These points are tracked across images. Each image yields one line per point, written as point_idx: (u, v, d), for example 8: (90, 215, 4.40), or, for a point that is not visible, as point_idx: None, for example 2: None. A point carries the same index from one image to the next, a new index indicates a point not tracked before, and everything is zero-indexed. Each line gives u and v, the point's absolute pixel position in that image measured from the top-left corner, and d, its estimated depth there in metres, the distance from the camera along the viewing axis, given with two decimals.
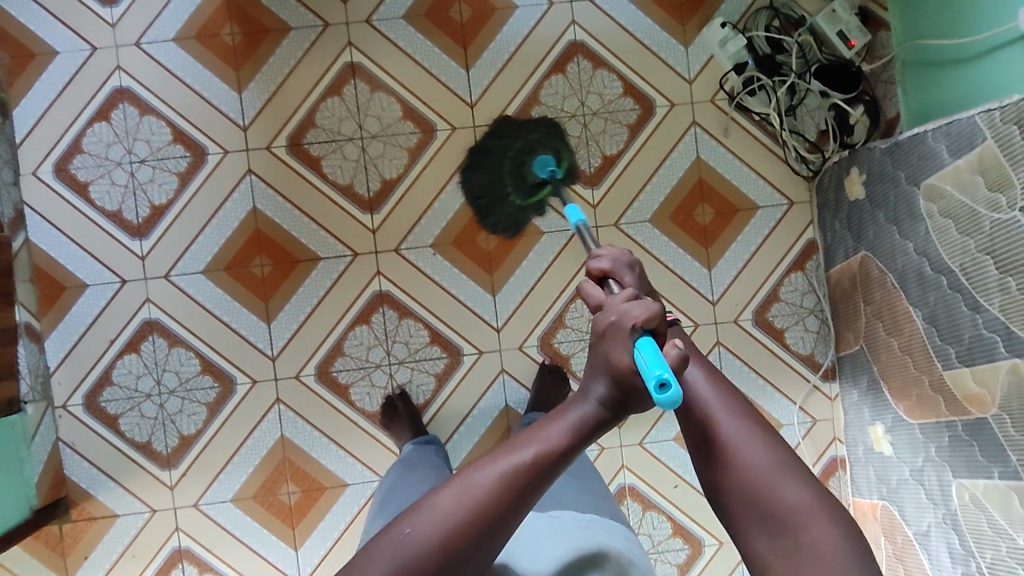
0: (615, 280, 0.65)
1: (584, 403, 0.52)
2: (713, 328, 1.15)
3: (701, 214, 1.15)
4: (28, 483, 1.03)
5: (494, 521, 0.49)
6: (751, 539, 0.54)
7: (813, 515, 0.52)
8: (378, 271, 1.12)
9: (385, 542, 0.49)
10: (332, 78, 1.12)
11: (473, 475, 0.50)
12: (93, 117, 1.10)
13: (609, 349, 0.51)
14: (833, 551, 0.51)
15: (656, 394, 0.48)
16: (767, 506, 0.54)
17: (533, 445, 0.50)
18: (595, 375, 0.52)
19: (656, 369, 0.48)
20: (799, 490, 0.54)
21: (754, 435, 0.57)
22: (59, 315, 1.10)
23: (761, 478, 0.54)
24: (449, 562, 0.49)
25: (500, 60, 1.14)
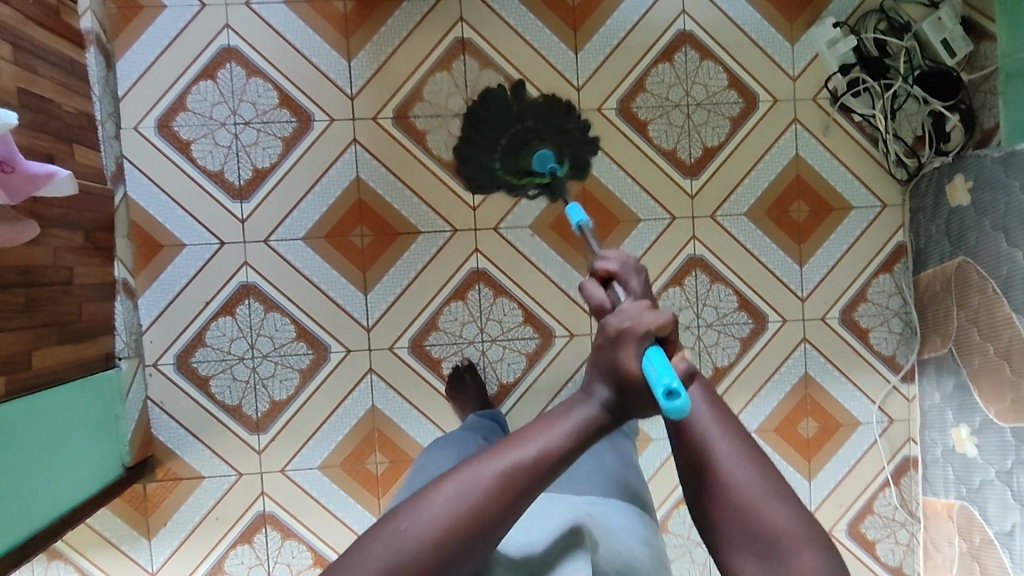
0: (621, 281, 0.64)
1: (586, 406, 0.52)
2: (800, 324, 1.17)
3: (797, 211, 1.17)
4: (122, 441, 1.03)
5: (495, 523, 0.48)
6: (734, 559, 0.54)
7: (799, 540, 0.52)
8: (475, 248, 1.13)
9: (384, 535, 0.47)
10: (442, 52, 1.11)
11: (472, 471, 0.48)
12: (198, 74, 1.07)
13: (615, 355, 0.51)
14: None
15: (663, 401, 0.48)
16: (757, 529, 0.53)
17: (540, 443, 0.49)
18: (600, 378, 0.52)
19: (664, 376, 0.48)
20: (790, 514, 0.53)
21: (747, 456, 0.56)
22: (154, 274, 1.08)
23: (753, 501, 0.54)
24: (445, 564, 0.47)
25: (609, 45, 1.13)
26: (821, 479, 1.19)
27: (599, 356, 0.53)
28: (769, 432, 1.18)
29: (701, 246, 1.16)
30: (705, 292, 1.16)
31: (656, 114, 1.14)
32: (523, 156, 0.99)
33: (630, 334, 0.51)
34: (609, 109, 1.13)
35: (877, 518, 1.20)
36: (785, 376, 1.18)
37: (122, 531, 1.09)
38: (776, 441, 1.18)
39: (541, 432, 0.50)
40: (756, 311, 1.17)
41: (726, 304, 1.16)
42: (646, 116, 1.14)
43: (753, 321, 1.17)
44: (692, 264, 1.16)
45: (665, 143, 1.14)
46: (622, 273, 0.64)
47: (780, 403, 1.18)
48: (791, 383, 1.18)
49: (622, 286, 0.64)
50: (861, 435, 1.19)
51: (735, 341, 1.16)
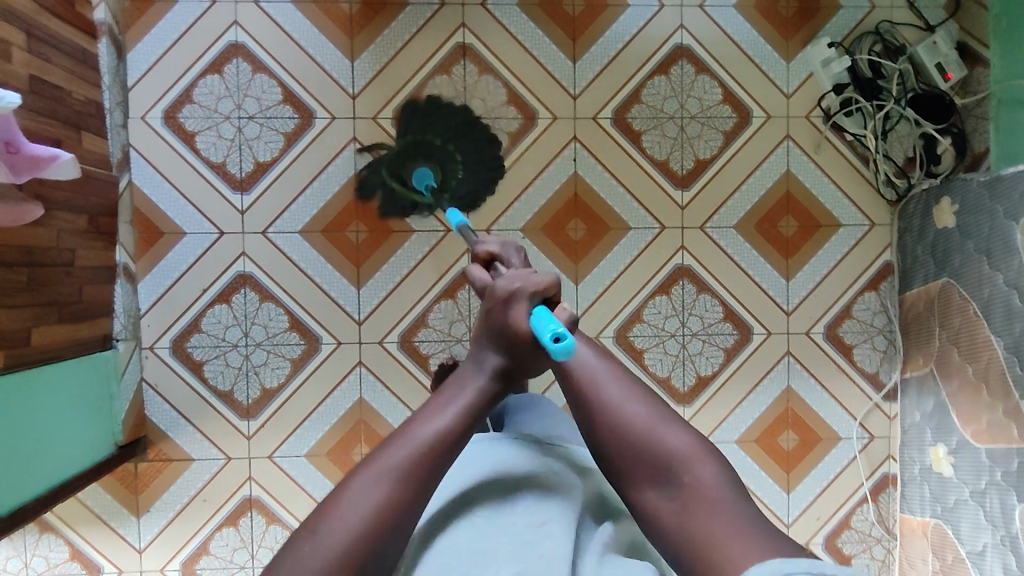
0: (502, 262, 0.71)
1: (478, 377, 0.57)
2: (784, 338, 1.19)
3: (785, 226, 1.18)
4: (115, 420, 1.05)
5: (407, 514, 0.49)
6: (639, 492, 0.53)
7: (695, 455, 0.52)
8: (467, 249, 1.15)
9: (287, 565, 0.45)
10: (443, 57, 1.14)
11: (373, 468, 0.49)
12: (206, 69, 1.11)
13: (507, 314, 0.57)
14: (718, 489, 0.50)
15: (550, 346, 0.53)
16: (651, 453, 0.52)
17: (444, 419, 0.53)
18: (484, 349, 0.58)
19: (551, 326, 0.54)
20: (683, 434, 0.53)
21: (633, 388, 0.56)
22: (155, 260, 1.11)
23: (647, 430, 0.53)
24: (365, 568, 0.46)
25: (607, 56, 1.15)
26: (799, 492, 1.20)
27: (491, 320, 0.59)
28: (750, 443, 1.20)
29: (689, 256, 1.17)
30: (691, 302, 1.17)
31: (650, 125, 1.16)
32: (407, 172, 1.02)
33: (521, 293, 0.57)
34: (604, 118, 1.16)
35: (853, 533, 1.21)
36: (768, 388, 1.19)
37: (112, 509, 1.13)
38: (757, 452, 1.19)
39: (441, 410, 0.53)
40: (741, 322, 1.18)
41: (712, 314, 1.18)
42: (640, 127, 1.16)
43: (738, 332, 1.18)
44: (679, 274, 1.17)
45: (658, 153, 1.16)
46: (500, 253, 0.71)
47: (762, 415, 1.19)
48: (773, 395, 1.19)
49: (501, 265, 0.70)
50: (841, 450, 1.21)
51: (719, 351, 1.18)
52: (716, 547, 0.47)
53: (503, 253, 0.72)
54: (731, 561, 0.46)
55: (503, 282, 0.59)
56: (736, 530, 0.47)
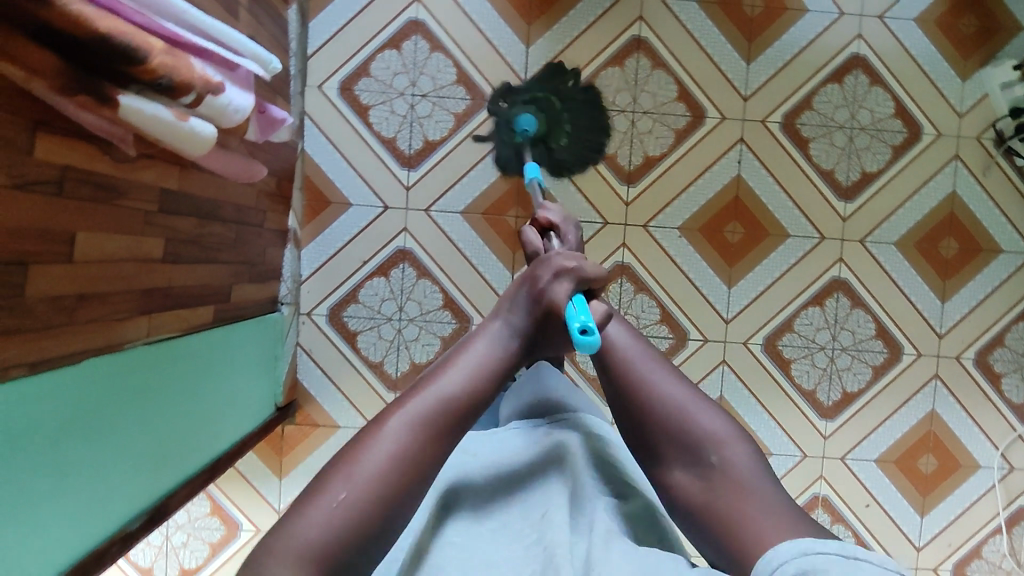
0: (558, 234, 0.71)
1: (503, 339, 0.53)
2: (934, 360, 1.17)
3: (946, 247, 1.17)
4: (279, 382, 1.07)
5: (428, 476, 0.45)
6: (668, 471, 0.52)
7: (723, 439, 0.51)
8: (623, 243, 1.15)
9: (317, 506, 0.41)
10: (618, 48, 1.13)
11: (406, 414, 0.46)
12: (384, 43, 1.12)
13: (547, 290, 0.55)
14: (745, 471, 0.49)
15: (576, 337, 0.52)
16: (679, 433, 0.52)
17: (466, 380, 0.49)
18: (512, 309, 0.55)
19: (580, 316, 0.53)
20: (713, 419, 0.52)
21: (670, 374, 0.56)
22: (320, 228, 1.13)
23: (680, 409, 0.53)
24: (387, 521, 0.42)
25: (781, 60, 1.14)
26: (933, 517, 1.18)
27: (521, 293, 0.56)
28: (889, 463, 1.18)
29: (846, 269, 1.16)
30: (844, 315, 1.16)
31: (819, 133, 1.15)
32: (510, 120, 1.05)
33: (570, 273, 0.56)
34: (773, 122, 1.15)
35: (984, 563, 1.19)
36: (911, 410, 1.18)
37: (256, 468, 1.14)
38: (894, 472, 1.18)
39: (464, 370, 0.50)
40: (892, 340, 1.17)
41: (864, 330, 1.17)
42: (808, 134, 1.15)
43: (888, 350, 1.17)
44: (834, 286, 1.16)
45: (825, 162, 1.15)
46: (559, 225, 0.71)
47: (903, 436, 1.18)
48: (916, 417, 1.18)
49: (558, 236, 0.71)
50: (979, 478, 1.19)
51: (867, 368, 1.17)
52: (746, 527, 0.45)
53: (561, 226, 0.72)
54: (753, 533, 0.45)
55: (555, 260, 0.57)
56: (764, 514, 0.46)
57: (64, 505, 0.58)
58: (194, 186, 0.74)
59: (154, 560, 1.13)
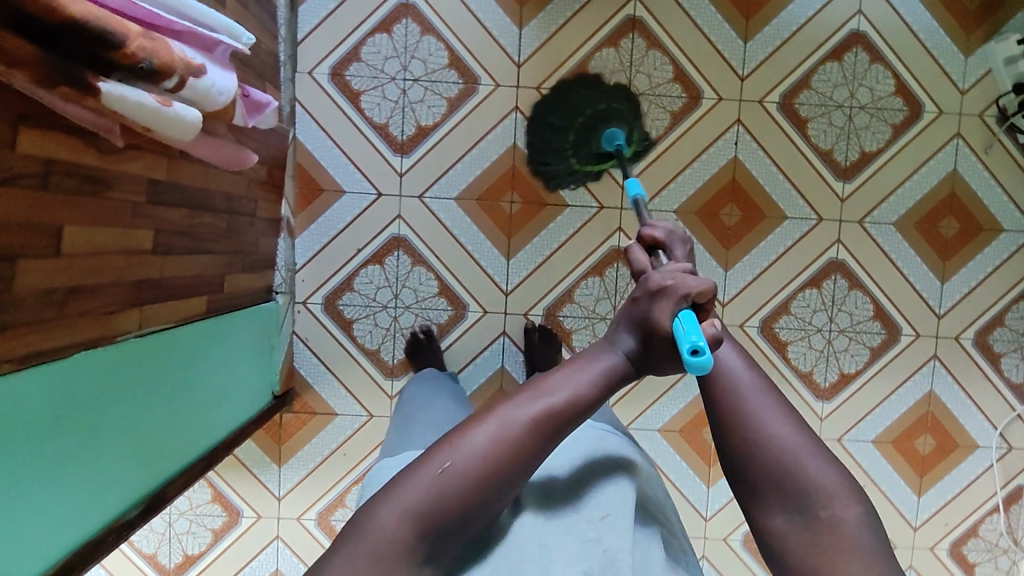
0: (665, 253, 0.62)
1: (611, 354, 0.50)
2: (933, 341, 1.17)
3: (946, 227, 1.15)
4: (276, 371, 1.08)
5: (528, 468, 0.47)
6: (767, 515, 0.51)
7: (833, 494, 0.49)
8: (618, 227, 1.14)
9: (424, 474, 0.46)
10: (612, 28, 1.11)
11: (515, 409, 0.47)
12: (375, 27, 1.10)
13: (649, 310, 0.49)
14: (856, 533, 0.48)
15: (686, 358, 0.46)
16: (789, 481, 0.50)
17: (570, 386, 0.48)
18: (624, 328, 0.50)
19: (692, 334, 0.46)
20: (824, 468, 0.50)
21: (782, 411, 0.53)
22: (313, 217, 1.12)
23: (793, 454, 0.50)
24: (479, 504, 0.46)
25: (780, 37, 1.12)
26: (930, 497, 1.19)
27: (628, 309, 0.51)
28: (886, 444, 1.18)
29: (844, 251, 1.15)
30: (842, 298, 1.16)
31: (818, 112, 1.13)
32: (593, 141, 1.02)
33: (673, 291, 0.48)
34: (771, 102, 1.13)
35: (980, 541, 1.19)
36: (909, 391, 1.17)
37: (255, 456, 1.15)
38: (891, 453, 1.19)
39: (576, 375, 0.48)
40: (891, 322, 1.16)
41: (862, 312, 1.16)
42: (807, 114, 1.13)
43: (886, 332, 1.16)
44: (832, 268, 1.15)
45: (823, 142, 1.13)
46: (664, 240, 0.61)
47: (900, 417, 1.18)
48: (914, 398, 1.18)
49: (667, 255, 0.60)
50: (977, 458, 1.19)
51: (865, 349, 1.16)
52: None
53: (669, 241, 0.62)
54: None
55: (653, 278, 0.50)
56: None
57: (62, 495, 0.59)
58: (182, 177, 0.74)
59: (158, 546, 1.15)
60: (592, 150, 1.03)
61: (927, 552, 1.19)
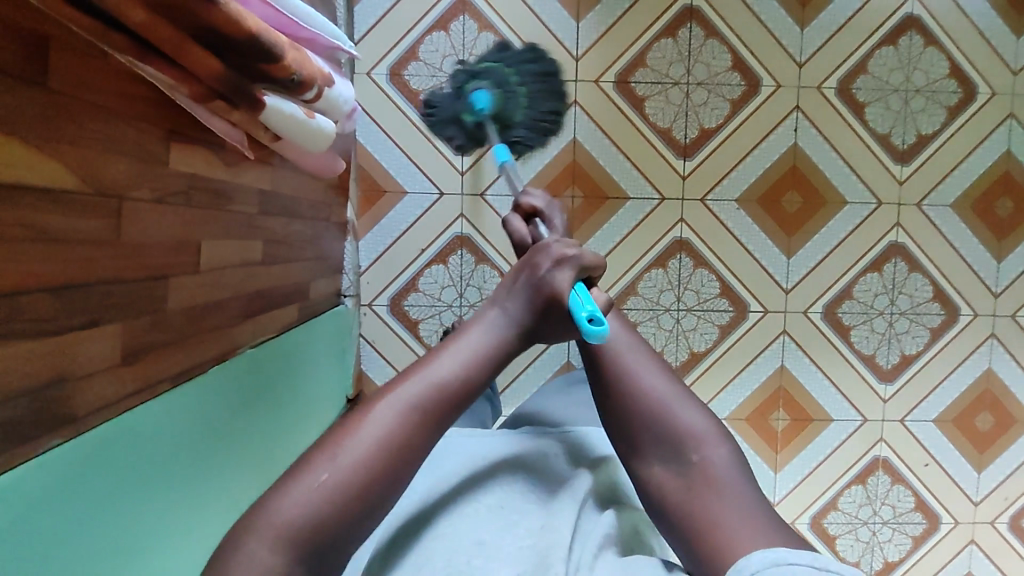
0: (542, 219, 0.72)
1: (492, 324, 0.52)
2: (990, 320, 1.18)
3: (1001, 207, 1.17)
4: (348, 375, 1.07)
5: (415, 456, 0.45)
6: (646, 464, 0.54)
7: (704, 438, 0.53)
8: (681, 218, 1.14)
9: (297, 489, 0.40)
10: (670, 19, 1.11)
11: (398, 398, 0.45)
12: (433, 25, 1.09)
13: (550, 277, 0.53)
14: (723, 470, 0.51)
15: (584, 326, 0.52)
16: (662, 427, 0.53)
17: (459, 365, 0.48)
18: (511, 296, 0.53)
19: (588, 306, 0.53)
20: (695, 415, 0.54)
21: (657, 367, 0.57)
22: (376, 218, 1.11)
23: (662, 403, 0.54)
24: (366, 507, 0.42)
25: (836, 23, 1.12)
26: (990, 472, 1.21)
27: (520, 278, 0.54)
28: (948, 423, 1.20)
29: (904, 233, 1.16)
30: (902, 280, 1.17)
31: (875, 97, 1.14)
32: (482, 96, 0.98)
33: (571, 261, 0.54)
34: (828, 88, 1.13)
35: None
36: (968, 370, 1.19)
37: None
38: (952, 432, 1.20)
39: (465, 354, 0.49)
40: (949, 302, 1.18)
41: (922, 293, 1.17)
42: (864, 98, 1.14)
43: (945, 312, 1.18)
44: (892, 252, 1.16)
45: (880, 126, 1.14)
46: (543, 211, 0.72)
47: (960, 395, 1.19)
48: (973, 377, 1.19)
49: (544, 223, 0.71)
50: None
51: (925, 330, 1.18)
52: (718, 529, 0.47)
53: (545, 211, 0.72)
54: (728, 534, 0.47)
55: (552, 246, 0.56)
56: (738, 512, 0.48)
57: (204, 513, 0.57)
58: (281, 184, 0.73)
59: None
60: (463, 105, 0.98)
61: (988, 526, 1.21)
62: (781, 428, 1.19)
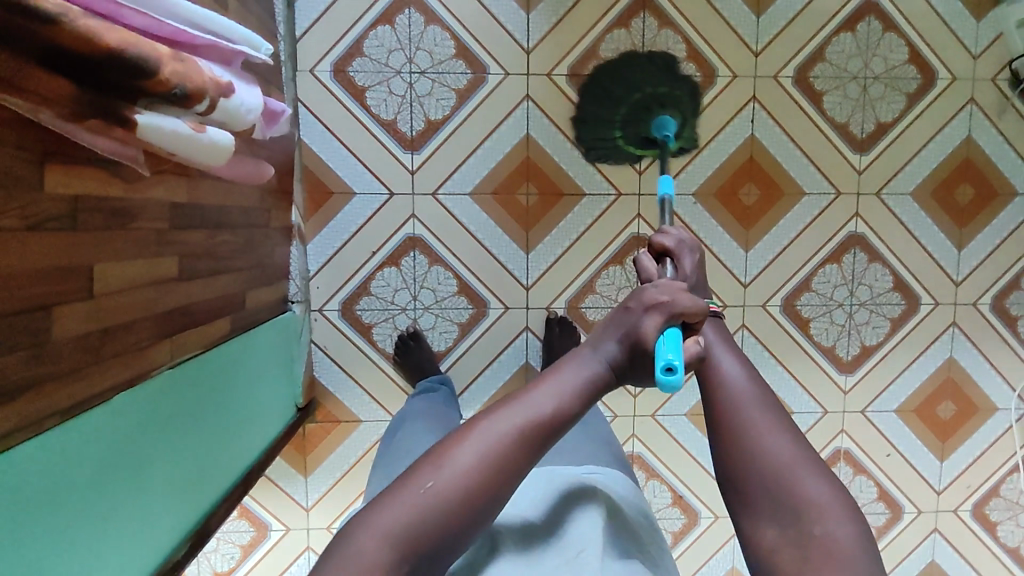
0: (673, 259, 0.66)
1: (595, 360, 0.54)
2: (951, 308, 1.17)
3: (962, 194, 1.15)
4: (298, 384, 1.05)
5: (508, 482, 0.49)
6: (759, 527, 0.52)
7: (828, 512, 0.50)
8: (638, 214, 1.12)
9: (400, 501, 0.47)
10: (623, 8, 1.08)
11: (503, 424, 0.50)
12: (377, 19, 1.05)
13: (638, 321, 0.53)
14: (848, 550, 0.48)
15: (660, 375, 0.51)
16: (782, 491, 0.52)
17: (555, 397, 0.51)
18: (610, 334, 0.54)
19: (669, 353, 0.51)
20: (820, 486, 0.52)
21: (783, 428, 0.55)
22: (324, 221, 1.09)
23: (786, 467, 0.52)
24: (465, 521, 0.48)
25: (793, 9, 1.09)
26: (952, 461, 1.21)
27: (616, 319, 0.55)
28: (909, 412, 1.20)
29: (863, 224, 1.14)
30: (862, 271, 1.15)
31: (833, 85, 1.11)
32: (644, 123, 1.02)
33: (665, 307, 0.53)
34: (786, 77, 1.11)
35: (1001, 500, 1.22)
36: (929, 359, 1.18)
37: (281, 469, 1.12)
38: (914, 421, 1.20)
39: (566, 390, 0.52)
40: (910, 292, 1.16)
41: (882, 284, 1.16)
42: (822, 87, 1.11)
43: (906, 302, 1.17)
44: (852, 243, 1.15)
45: (839, 115, 1.12)
46: (674, 250, 0.66)
47: (921, 385, 1.19)
48: (935, 366, 1.19)
49: (673, 264, 0.65)
50: (996, 420, 1.20)
51: (886, 321, 1.17)
52: None
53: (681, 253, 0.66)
54: None
55: (644, 293, 0.54)
56: None
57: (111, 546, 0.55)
58: (201, 195, 0.70)
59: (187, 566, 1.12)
60: (639, 132, 1.03)
61: (950, 514, 1.22)
62: None
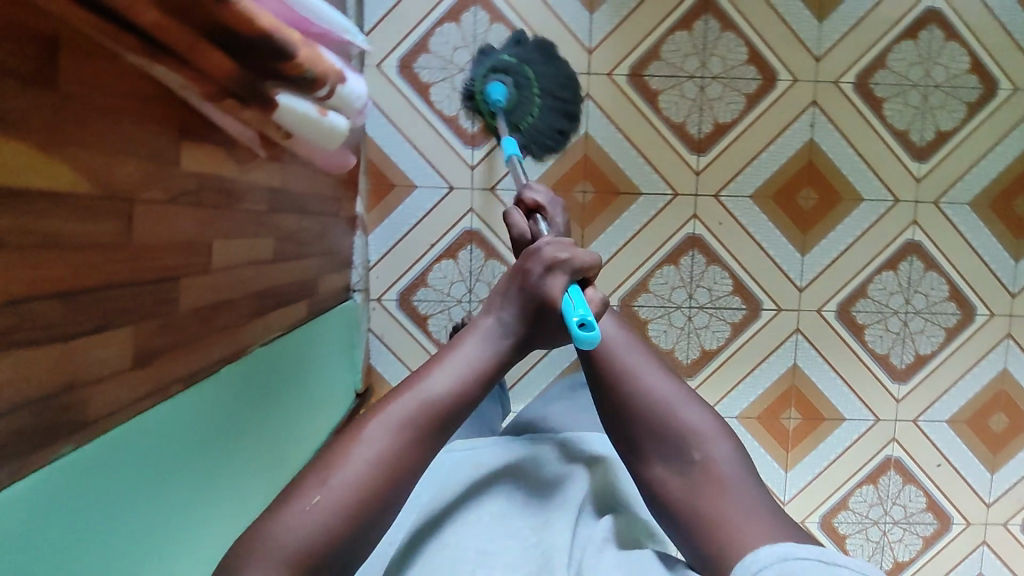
0: (541, 214, 0.74)
1: (489, 339, 0.52)
2: (1007, 320, 1.16)
3: (1020, 205, 1.15)
4: (356, 370, 1.07)
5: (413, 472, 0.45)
6: (649, 466, 0.53)
7: (707, 437, 0.52)
8: (693, 214, 1.13)
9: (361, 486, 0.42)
10: (685, 11, 1.09)
11: (390, 415, 0.45)
12: (443, 17, 1.07)
13: (542, 281, 0.53)
14: (730, 469, 0.50)
15: (575, 331, 0.51)
16: (665, 428, 0.52)
17: (450, 378, 0.48)
18: (504, 305, 0.53)
19: (580, 309, 0.52)
20: (699, 416, 0.53)
21: (657, 367, 0.56)
22: (386, 213, 1.11)
23: (665, 404, 0.53)
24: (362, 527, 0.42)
25: (855, 16, 1.10)
26: (1002, 474, 1.19)
27: (512, 287, 0.54)
28: (961, 423, 1.19)
29: (920, 232, 1.14)
30: (918, 279, 1.15)
31: (893, 92, 1.12)
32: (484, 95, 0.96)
33: (564, 265, 0.54)
34: (846, 82, 1.11)
35: None
36: (983, 371, 1.17)
37: None
38: (965, 432, 1.19)
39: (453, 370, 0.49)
40: (965, 302, 1.16)
41: (937, 293, 1.15)
42: (882, 94, 1.12)
43: (961, 312, 1.16)
44: (908, 250, 1.14)
45: (899, 123, 1.12)
46: (544, 207, 0.75)
47: (974, 396, 1.18)
48: (988, 378, 1.18)
49: (544, 219, 0.73)
50: None
51: (940, 330, 1.16)
52: (728, 529, 0.47)
53: (547, 208, 0.75)
54: (741, 535, 0.46)
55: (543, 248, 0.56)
56: (746, 512, 0.48)
57: (227, 517, 0.56)
58: (291, 179, 0.72)
59: None
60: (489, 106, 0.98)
61: (1000, 528, 1.20)
62: (793, 427, 1.18)
